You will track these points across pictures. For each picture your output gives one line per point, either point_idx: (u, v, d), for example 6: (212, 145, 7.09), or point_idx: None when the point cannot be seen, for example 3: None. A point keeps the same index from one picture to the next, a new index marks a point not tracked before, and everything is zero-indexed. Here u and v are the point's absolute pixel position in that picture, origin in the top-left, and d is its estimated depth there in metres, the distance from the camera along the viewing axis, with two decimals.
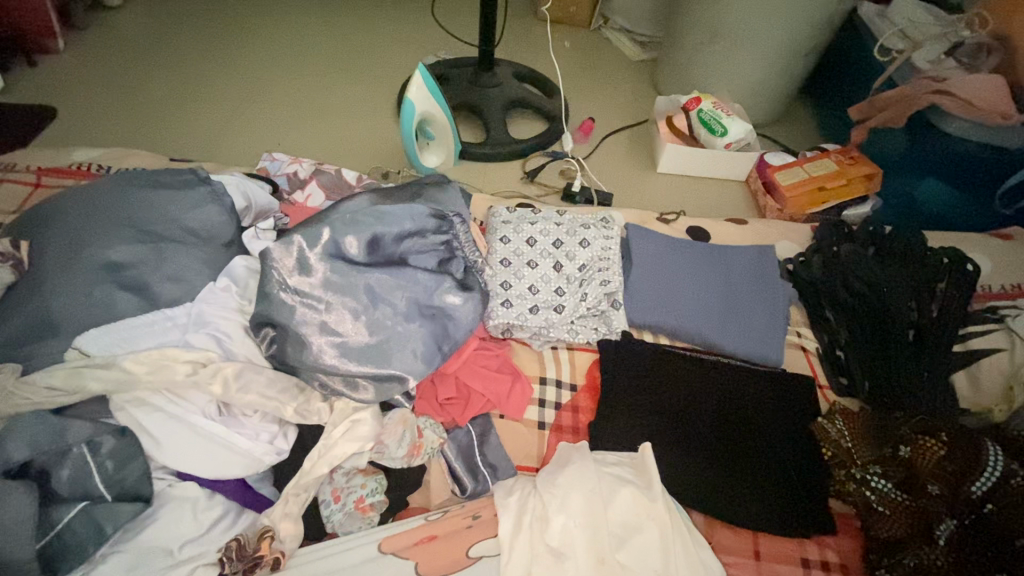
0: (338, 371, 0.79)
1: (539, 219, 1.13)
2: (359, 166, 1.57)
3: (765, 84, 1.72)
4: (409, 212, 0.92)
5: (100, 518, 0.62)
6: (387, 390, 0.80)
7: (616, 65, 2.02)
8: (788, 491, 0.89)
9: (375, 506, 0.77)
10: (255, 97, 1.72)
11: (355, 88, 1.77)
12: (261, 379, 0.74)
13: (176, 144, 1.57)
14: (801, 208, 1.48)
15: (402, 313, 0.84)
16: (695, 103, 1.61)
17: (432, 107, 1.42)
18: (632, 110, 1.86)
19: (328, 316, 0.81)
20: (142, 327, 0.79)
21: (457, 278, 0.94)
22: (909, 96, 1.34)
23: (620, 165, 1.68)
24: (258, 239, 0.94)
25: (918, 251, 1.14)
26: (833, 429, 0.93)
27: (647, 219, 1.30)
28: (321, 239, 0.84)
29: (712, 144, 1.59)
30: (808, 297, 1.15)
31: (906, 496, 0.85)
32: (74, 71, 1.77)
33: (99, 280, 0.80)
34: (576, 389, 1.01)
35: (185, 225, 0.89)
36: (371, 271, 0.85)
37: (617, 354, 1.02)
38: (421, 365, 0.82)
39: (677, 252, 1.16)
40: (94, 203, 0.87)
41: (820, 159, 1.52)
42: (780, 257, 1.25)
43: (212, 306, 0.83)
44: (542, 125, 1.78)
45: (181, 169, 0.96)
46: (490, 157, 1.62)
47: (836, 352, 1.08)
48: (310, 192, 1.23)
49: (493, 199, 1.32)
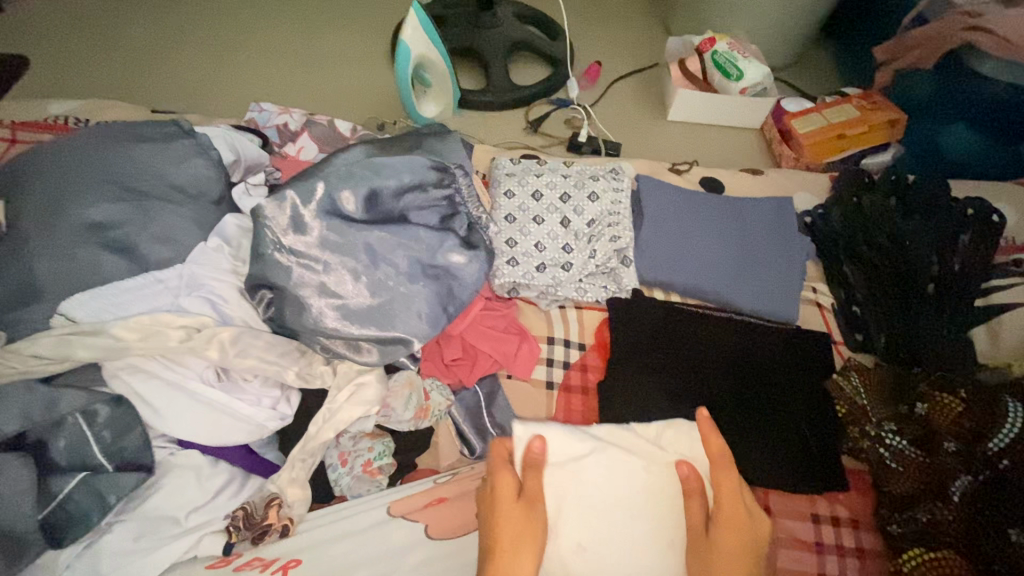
0: (341, 334, 0.76)
1: (545, 172, 1.08)
2: (354, 116, 1.48)
3: (786, 22, 1.61)
4: (409, 166, 0.88)
5: (102, 489, 0.61)
6: (392, 353, 0.77)
7: (624, 4, 1.89)
8: (801, 449, 0.88)
9: (383, 470, 0.75)
10: (240, 42, 1.61)
11: (346, 31, 1.66)
12: (259, 344, 0.71)
13: (157, 94, 1.48)
14: (818, 157, 1.41)
15: (405, 273, 0.80)
16: (710, 44, 1.51)
17: (429, 50, 1.33)
18: (641, 53, 1.75)
19: (327, 277, 0.77)
20: (132, 291, 0.75)
21: (461, 236, 0.89)
22: (942, 33, 1.27)
23: (628, 112, 1.59)
24: (249, 196, 0.90)
25: (943, 201, 1.08)
26: (849, 386, 0.90)
27: (659, 170, 1.24)
28: (317, 195, 0.80)
29: (727, 89, 1.50)
30: (825, 251, 1.12)
31: (921, 453, 0.83)
32: (45, 16, 1.65)
33: (82, 241, 0.75)
34: (585, 348, 0.99)
35: (170, 181, 0.84)
36: (369, 229, 0.80)
37: (628, 313, 0.98)
38: (426, 327, 0.79)
39: (690, 204, 1.11)
40: (71, 158, 0.81)
41: (841, 105, 1.44)
42: (797, 209, 1.20)
43: (204, 267, 0.78)
44: (546, 70, 1.67)
45: (163, 121, 0.90)
46: (491, 105, 1.54)
47: (852, 307, 1.05)
48: (302, 145, 1.17)
49: (496, 151, 1.25)
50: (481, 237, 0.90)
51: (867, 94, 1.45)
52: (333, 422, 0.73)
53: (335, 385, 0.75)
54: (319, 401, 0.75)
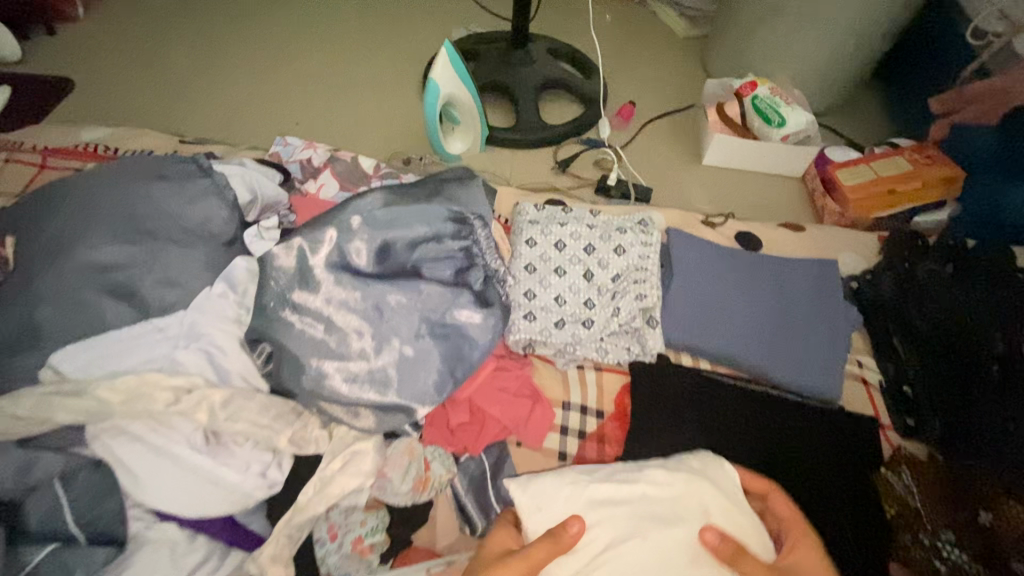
0: (339, 396, 0.72)
1: (569, 221, 1.03)
2: (380, 149, 1.47)
3: (832, 67, 1.53)
4: (426, 217, 0.84)
5: (70, 564, 0.56)
6: (391, 422, 0.72)
7: (661, 43, 1.85)
8: (850, 556, 0.78)
9: (375, 547, 0.69)
10: (275, 72, 1.63)
11: (379, 63, 1.66)
12: (252, 406, 0.67)
13: (189, 121, 1.49)
14: (864, 212, 1.32)
15: (414, 332, 0.75)
16: (750, 88, 1.45)
17: (458, 89, 1.31)
18: (678, 93, 1.70)
19: (332, 335, 0.73)
20: (128, 341, 0.71)
21: (475, 291, 0.84)
22: (1004, 90, 1.21)
23: (662, 155, 1.53)
24: (259, 238, 0.87)
25: (1010, 268, 0.92)
26: (900, 483, 0.83)
27: (692, 221, 1.17)
28: (326, 246, 0.76)
29: (768, 137, 1.44)
30: (874, 322, 1.03)
31: (983, 570, 0.73)
32: (93, 41, 1.71)
33: (84, 285, 0.72)
34: (603, 417, 0.91)
35: (183, 221, 0.82)
36: (378, 284, 0.76)
37: (653, 379, 0.90)
38: (432, 394, 0.74)
39: (724, 263, 1.04)
40: (83, 198, 0.79)
41: (889, 157, 1.35)
42: (843, 271, 1.12)
43: (206, 316, 0.75)
44: (578, 108, 1.64)
45: (185, 158, 0.89)
46: (519, 143, 1.50)
47: (903, 387, 0.96)
48: (322, 182, 1.14)
49: (521, 194, 1.21)
50: (496, 293, 0.85)
51: (919, 146, 1.36)
52: (322, 495, 0.68)
53: (331, 454, 0.70)
54: (311, 467, 0.70)
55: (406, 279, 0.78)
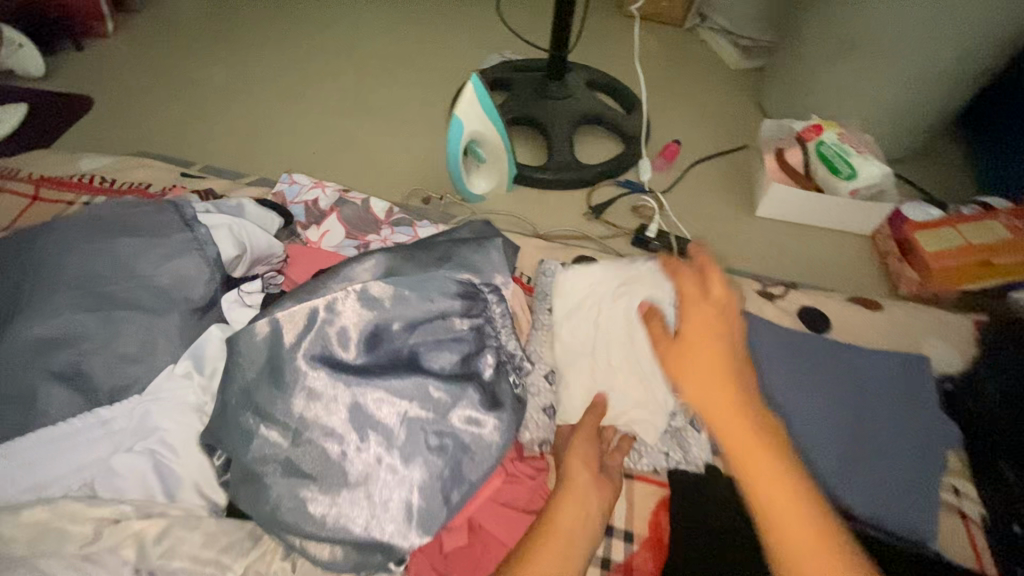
0: (304, 528, 0.57)
1: (601, 292, 0.89)
2: (398, 184, 1.35)
3: (910, 111, 1.35)
4: (429, 295, 0.70)
5: None
6: (369, 561, 0.59)
7: (712, 75, 1.70)
8: None
9: None
10: (297, 96, 1.55)
11: (405, 91, 1.57)
12: (194, 538, 0.56)
13: (202, 146, 1.42)
14: (953, 284, 1.12)
15: (404, 446, 0.61)
16: (815, 132, 1.29)
17: (483, 126, 1.18)
18: (729, 132, 1.54)
19: (303, 447, 0.59)
20: (70, 440, 0.61)
21: (484, 385, 0.70)
22: None
23: (709, 203, 1.37)
24: (239, 304, 0.73)
25: None
26: None
27: (745, 291, 1.01)
28: (305, 332, 0.63)
29: (835, 189, 1.26)
30: (973, 436, 0.83)
31: None
32: (119, 58, 1.67)
33: (26, 366, 0.62)
34: (633, 541, 0.75)
35: (147, 282, 0.70)
36: (366, 382, 0.62)
37: (694, 501, 0.75)
38: (421, 527, 0.59)
39: (785, 350, 0.89)
40: (37, 255, 0.69)
41: (980, 221, 1.16)
42: (937, 367, 0.93)
43: (162, 406, 0.64)
44: (617, 145, 1.49)
45: (157, 205, 0.78)
46: (550, 183, 1.36)
47: (1013, 527, 0.75)
48: (327, 228, 1.03)
49: (547, 249, 1.07)
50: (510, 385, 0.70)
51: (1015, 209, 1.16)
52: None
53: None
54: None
55: (399, 373, 0.65)
